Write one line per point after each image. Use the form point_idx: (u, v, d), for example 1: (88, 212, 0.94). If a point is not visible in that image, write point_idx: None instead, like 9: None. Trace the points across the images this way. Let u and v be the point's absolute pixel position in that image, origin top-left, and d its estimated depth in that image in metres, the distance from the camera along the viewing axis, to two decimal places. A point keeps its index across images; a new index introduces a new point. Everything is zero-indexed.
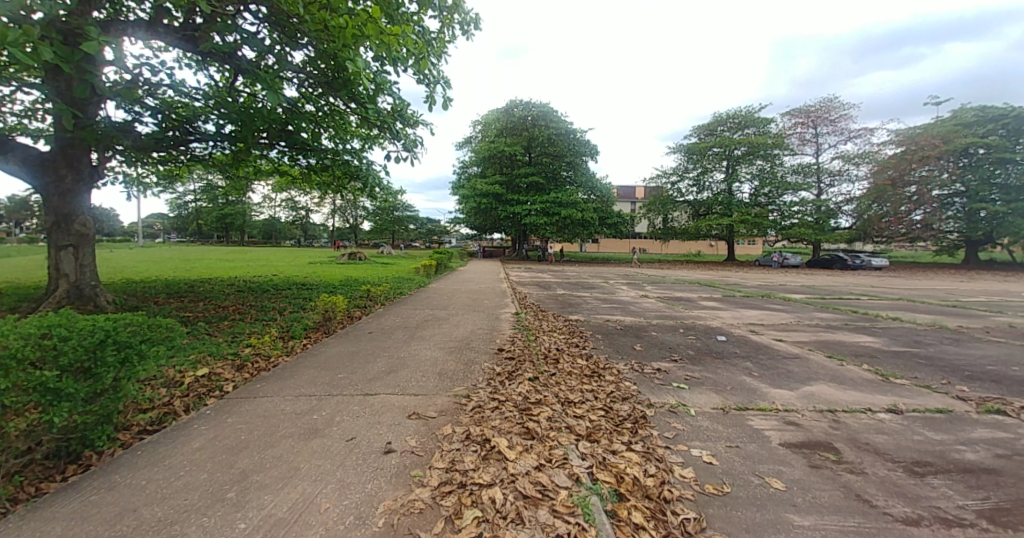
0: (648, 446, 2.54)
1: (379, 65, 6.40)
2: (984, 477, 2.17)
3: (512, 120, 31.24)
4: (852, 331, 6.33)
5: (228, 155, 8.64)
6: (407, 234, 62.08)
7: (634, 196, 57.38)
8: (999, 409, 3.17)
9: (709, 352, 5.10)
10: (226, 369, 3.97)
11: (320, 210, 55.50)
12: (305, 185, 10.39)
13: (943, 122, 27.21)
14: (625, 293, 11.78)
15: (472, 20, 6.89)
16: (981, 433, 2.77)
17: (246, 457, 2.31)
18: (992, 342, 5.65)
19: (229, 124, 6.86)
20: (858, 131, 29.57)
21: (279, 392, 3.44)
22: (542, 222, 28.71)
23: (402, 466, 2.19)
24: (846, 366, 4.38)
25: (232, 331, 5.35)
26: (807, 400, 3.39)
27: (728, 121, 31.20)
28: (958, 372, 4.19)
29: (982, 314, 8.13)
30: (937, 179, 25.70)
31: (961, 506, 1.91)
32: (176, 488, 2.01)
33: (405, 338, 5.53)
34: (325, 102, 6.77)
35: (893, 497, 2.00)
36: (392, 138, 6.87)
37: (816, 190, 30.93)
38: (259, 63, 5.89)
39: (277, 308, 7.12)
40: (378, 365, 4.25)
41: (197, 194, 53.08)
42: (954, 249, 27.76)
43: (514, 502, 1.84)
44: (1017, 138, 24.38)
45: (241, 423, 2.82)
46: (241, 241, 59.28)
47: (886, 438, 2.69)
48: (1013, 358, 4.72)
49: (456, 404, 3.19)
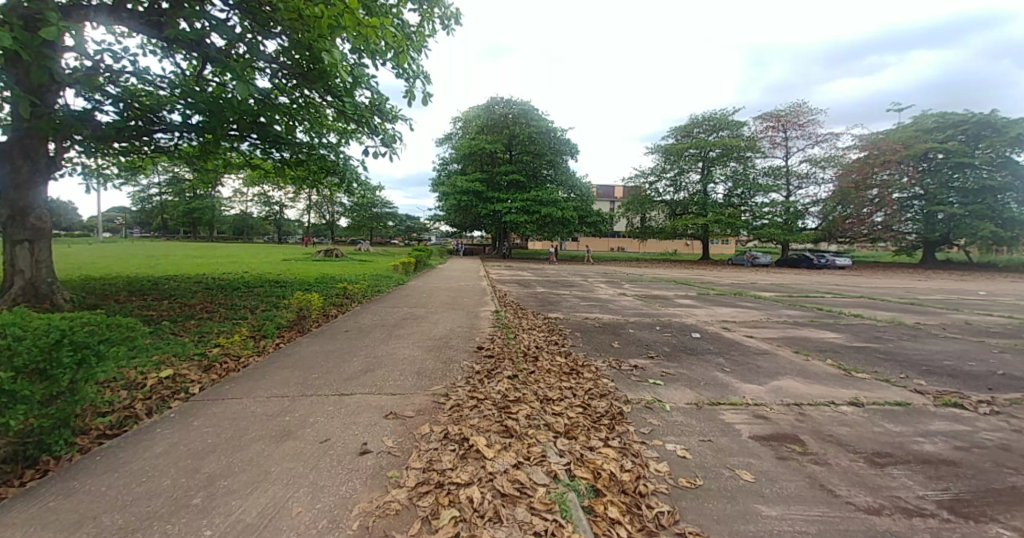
0: (624, 442, 2.58)
1: (357, 58, 6.29)
2: (943, 469, 2.29)
3: (492, 117, 31.28)
4: (817, 327, 6.61)
5: (195, 148, 8.28)
6: (386, 231, 61.22)
7: (613, 195, 58.28)
8: (956, 403, 3.37)
9: (683, 348, 5.23)
10: (192, 370, 3.81)
11: (294, 205, 54.06)
12: (277, 180, 10.09)
13: (905, 128, 28.75)
14: (604, 291, 11.92)
15: (452, 14, 6.80)
16: (939, 426, 2.93)
17: (213, 461, 2.23)
18: (948, 338, 5.99)
19: (196, 115, 6.57)
20: (824, 136, 30.85)
21: (249, 394, 3.32)
22: (522, 220, 28.81)
23: (378, 468, 2.15)
24: (811, 361, 4.57)
25: (199, 331, 5.13)
26: (775, 394, 3.53)
27: (703, 123, 32.03)
28: (917, 367, 4.43)
29: (939, 311, 8.63)
30: (898, 183, 27.19)
31: (921, 497, 2.01)
32: (138, 494, 1.92)
33: (383, 337, 5.45)
34: (299, 93, 6.57)
35: (855, 487, 2.10)
36: (370, 133, 6.74)
37: (786, 192, 32.09)
38: (229, 52, 5.66)
39: (248, 306, 6.86)
40: (355, 365, 4.16)
41: (163, 188, 50.67)
42: (913, 251, 29.18)
43: (492, 501, 1.83)
44: (975, 143, 25.79)
45: (208, 426, 2.70)
46: (209, 237, 57.08)
47: (848, 430, 2.83)
48: (966, 354, 5.04)
49: (435, 403, 3.16)
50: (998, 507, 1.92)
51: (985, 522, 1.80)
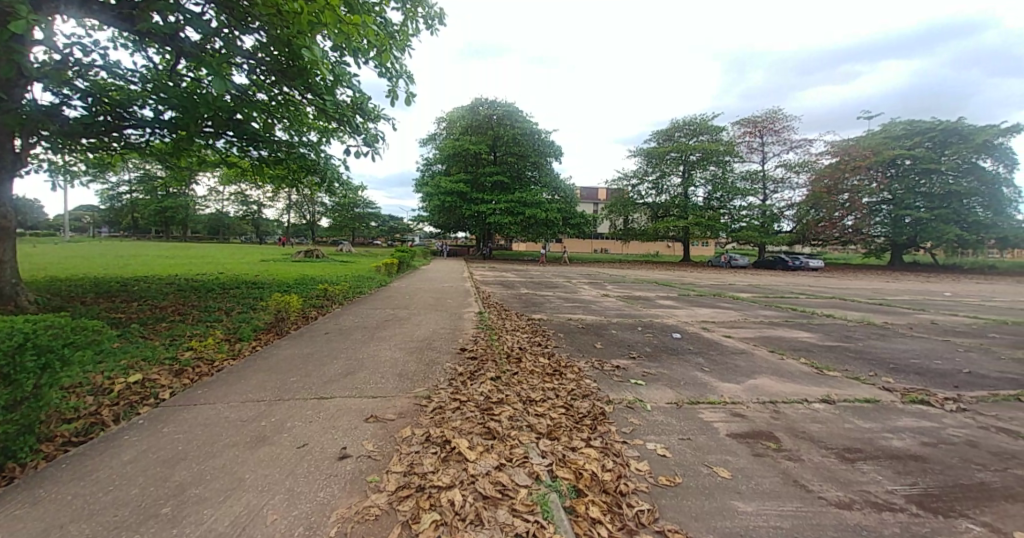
0: (606, 442, 2.60)
1: (339, 56, 6.19)
2: (910, 464, 2.39)
3: (477, 118, 31.27)
4: (791, 327, 6.83)
5: (167, 145, 8.00)
6: (368, 232, 60.39)
7: (596, 197, 58.95)
8: (923, 400, 3.52)
9: (664, 348, 5.32)
10: (163, 374, 3.67)
11: (273, 205, 52.81)
12: (254, 178, 9.85)
13: (874, 136, 29.99)
14: (587, 292, 12.05)
15: (436, 14, 6.77)
16: (906, 422, 3.05)
17: (184, 469, 2.15)
18: (914, 337, 6.28)
19: (169, 111, 6.36)
20: (798, 142, 31.89)
21: (223, 399, 3.22)
22: (506, 221, 28.84)
23: (358, 472, 2.11)
24: (786, 360, 4.72)
25: (170, 334, 4.95)
26: (751, 393, 3.62)
27: (684, 127, 32.65)
28: (886, 366, 4.61)
29: (907, 311, 9.02)
30: (868, 188, 28.28)
31: (890, 492, 2.09)
32: (105, 503, 1.84)
33: (364, 339, 5.36)
34: (278, 90, 6.45)
35: (827, 482, 2.17)
36: (352, 132, 6.63)
37: (762, 196, 33.01)
38: (204, 47, 5.51)
39: (223, 308, 6.67)
40: (335, 367, 4.08)
41: (133, 185, 48.71)
42: (881, 253, 30.39)
43: (473, 503, 1.82)
44: (941, 149, 27.05)
45: (179, 433, 2.61)
46: (182, 236, 55.13)
47: (820, 426, 2.92)
48: (930, 352, 5.28)
49: (417, 405, 3.13)
50: (965, 501, 2.00)
51: (954, 516, 1.87)
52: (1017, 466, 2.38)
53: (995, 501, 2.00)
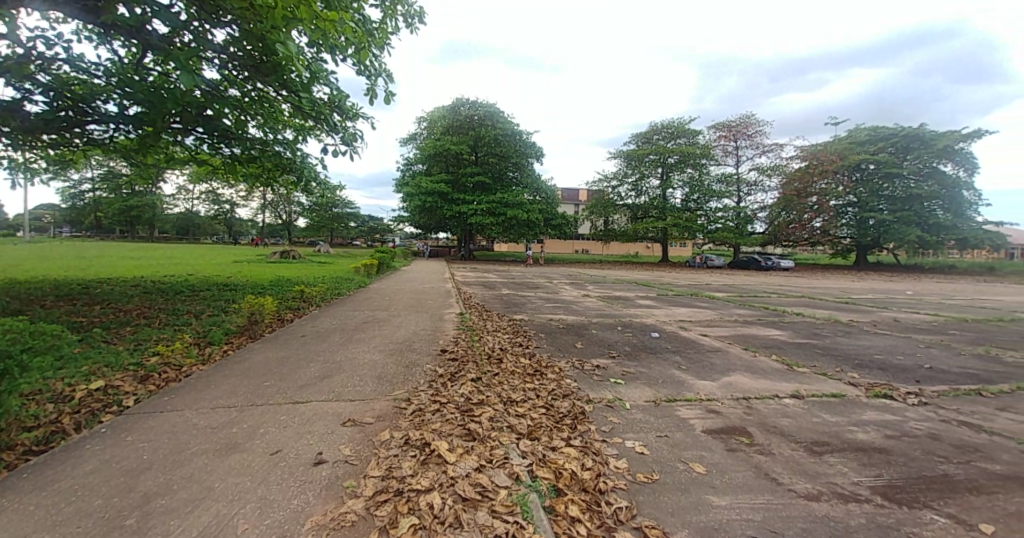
0: (585, 440, 2.63)
1: (315, 52, 6.06)
2: (875, 456, 2.50)
3: (458, 119, 31.14)
4: (764, 325, 7.05)
5: (133, 141, 7.68)
6: (347, 233, 59.25)
7: (577, 198, 59.56)
8: (886, 394, 3.68)
9: (643, 347, 5.42)
10: (127, 380, 3.51)
11: (247, 204, 51.25)
12: (226, 177, 9.53)
13: (841, 141, 31.32)
14: (568, 292, 12.14)
15: (416, 13, 6.71)
16: (870, 416, 3.19)
17: (150, 478, 2.06)
18: (878, 334, 6.57)
19: (135, 106, 6.10)
20: (770, 146, 32.99)
21: (192, 405, 3.10)
22: (488, 222, 28.77)
23: (334, 478, 2.07)
24: (759, 357, 4.87)
25: (135, 339, 4.74)
26: (725, 389, 3.72)
27: (663, 130, 33.28)
28: (851, 361, 4.82)
29: (871, 309, 9.45)
30: (835, 191, 29.47)
31: (855, 483, 2.18)
32: (67, 513, 1.75)
33: (342, 341, 5.26)
34: (252, 87, 6.27)
35: (796, 475, 2.25)
36: (329, 130, 6.50)
37: (737, 198, 33.97)
38: (173, 41, 5.31)
39: (192, 311, 6.44)
40: (311, 371, 3.99)
41: (96, 183, 46.42)
42: (848, 254, 31.69)
43: (453, 506, 1.81)
44: (903, 155, 28.50)
45: (146, 441, 2.50)
46: (149, 237, 52.82)
47: (790, 421, 3.03)
48: (893, 348, 5.54)
49: (396, 408, 3.09)
50: (928, 493, 2.09)
51: (918, 507, 1.95)
52: (977, 458, 2.50)
53: (957, 492, 2.09)
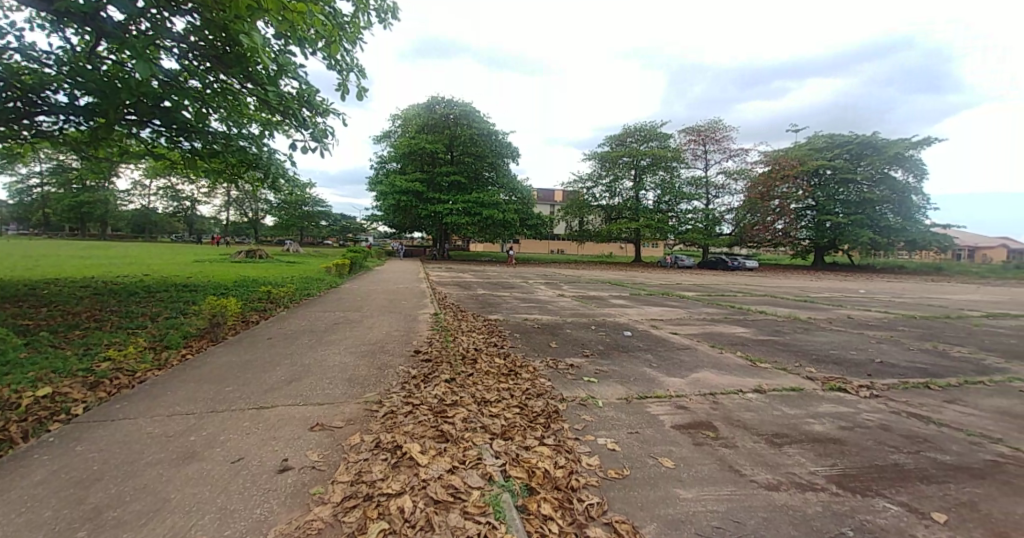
0: (559, 439, 2.65)
1: (282, 44, 5.87)
2: (831, 447, 2.64)
3: (433, 117, 30.81)
4: (731, 323, 7.33)
5: (84, 134, 7.22)
6: (318, 232, 57.53)
7: (553, 198, 60.07)
8: (840, 387, 3.90)
9: (616, 346, 5.52)
10: (76, 387, 3.27)
11: (210, 200, 48.97)
12: (186, 172, 9.06)
13: (801, 147, 32.95)
14: (543, 292, 12.22)
15: (389, 9, 6.60)
16: (826, 408, 3.36)
17: (102, 489, 1.93)
18: (834, 330, 6.96)
19: (86, 97, 5.73)
20: (736, 151, 34.29)
21: (149, 412, 2.94)
22: (464, 222, 28.58)
23: (300, 485, 2.00)
24: (725, 354, 5.06)
25: (85, 342, 4.44)
26: (693, 385, 3.84)
27: (636, 133, 33.95)
28: (810, 357, 5.06)
29: (828, 307, 9.98)
30: (795, 195, 30.98)
31: (813, 473, 2.29)
32: (12, 529, 1.64)
33: (311, 344, 5.09)
34: (215, 78, 5.99)
35: (758, 466, 2.35)
36: (298, 126, 6.29)
37: (706, 200, 35.11)
38: (130, 29, 5.02)
39: (148, 313, 6.09)
40: (278, 374, 3.84)
41: (43, 177, 43.32)
42: (807, 255, 33.32)
43: (424, 510, 1.78)
44: (857, 161, 30.29)
45: (98, 450, 2.35)
46: (102, 235, 49.57)
47: (752, 414, 3.16)
48: (848, 344, 5.88)
49: (367, 411, 3.02)
50: (880, 481, 2.22)
51: (871, 495, 2.07)
52: (926, 448, 2.66)
53: (906, 480, 2.23)
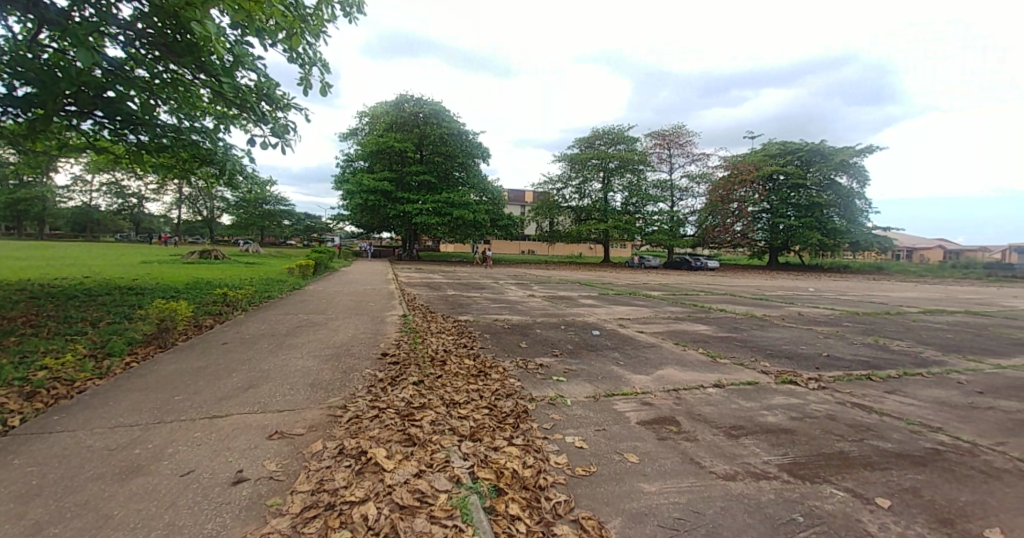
0: (527, 439, 2.66)
1: (239, 35, 5.60)
2: (783, 437, 2.79)
3: (403, 115, 30.29)
4: (693, 321, 7.62)
5: (13, 124, 6.60)
6: (280, 232, 55.07)
7: (523, 199, 60.33)
8: (792, 380, 4.14)
9: (584, 345, 5.61)
10: (9, 398, 2.99)
11: (160, 198, 45.86)
12: (131, 167, 8.44)
13: (757, 153, 34.72)
14: (514, 293, 12.26)
15: (354, 2, 6.43)
16: (779, 400, 3.55)
17: (36, 506, 1.77)
18: (787, 327, 7.37)
19: (19, 85, 5.25)
20: (699, 156, 35.70)
21: (91, 425, 2.71)
22: (433, 222, 28.21)
23: (256, 497, 1.91)
24: (688, 351, 5.24)
25: (17, 349, 4.07)
26: (658, 382, 3.96)
27: (604, 136, 34.68)
28: (766, 352, 5.33)
29: (782, 305, 10.57)
30: (752, 199, 32.60)
31: (766, 462, 2.41)
32: None
33: (271, 348, 4.86)
34: (165, 68, 5.64)
35: (716, 457, 2.45)
36: (256, 120, 6.00)
37: (670, 203, 36.34)
38: (72, 16, 4.66)
39: (88, 318, 5.63)
40: (235, 381, 3.65)
41: None
42: (763, 256, 35.10)
43: (389, 516, 1.74)
44: (807, 167, 32.28)
45: (33, 465, 2.15)
46: (35, 234, 45.39)
47: (712, 408, 3.28)
48: (799, 339, 6.24)
49: (331, 417, 2.92)
50: (827, 468, 2.36)
51: (818, 482, 2.20)
52: (868, 436, 2.86)
53: (851, 467, 2.39)
